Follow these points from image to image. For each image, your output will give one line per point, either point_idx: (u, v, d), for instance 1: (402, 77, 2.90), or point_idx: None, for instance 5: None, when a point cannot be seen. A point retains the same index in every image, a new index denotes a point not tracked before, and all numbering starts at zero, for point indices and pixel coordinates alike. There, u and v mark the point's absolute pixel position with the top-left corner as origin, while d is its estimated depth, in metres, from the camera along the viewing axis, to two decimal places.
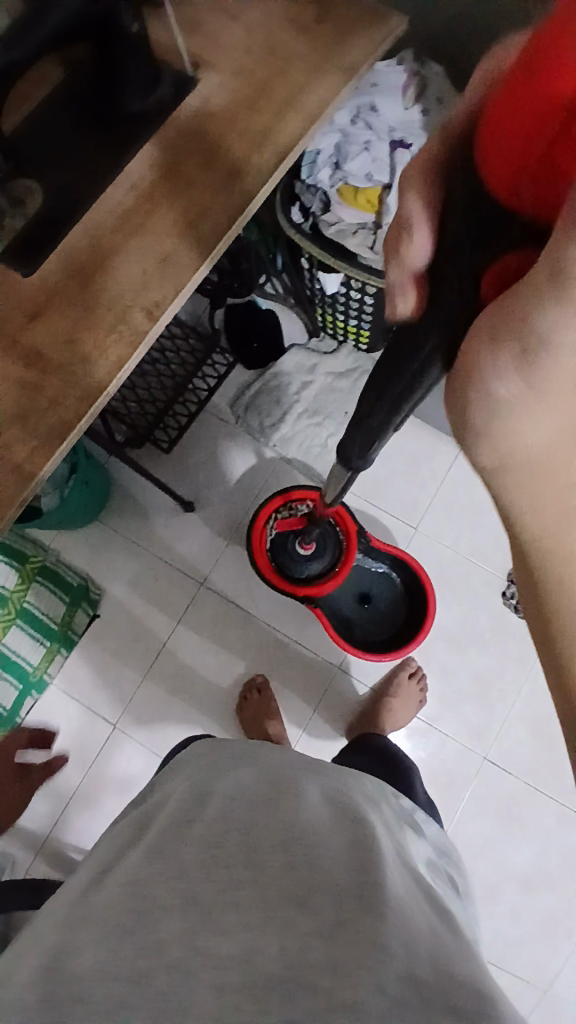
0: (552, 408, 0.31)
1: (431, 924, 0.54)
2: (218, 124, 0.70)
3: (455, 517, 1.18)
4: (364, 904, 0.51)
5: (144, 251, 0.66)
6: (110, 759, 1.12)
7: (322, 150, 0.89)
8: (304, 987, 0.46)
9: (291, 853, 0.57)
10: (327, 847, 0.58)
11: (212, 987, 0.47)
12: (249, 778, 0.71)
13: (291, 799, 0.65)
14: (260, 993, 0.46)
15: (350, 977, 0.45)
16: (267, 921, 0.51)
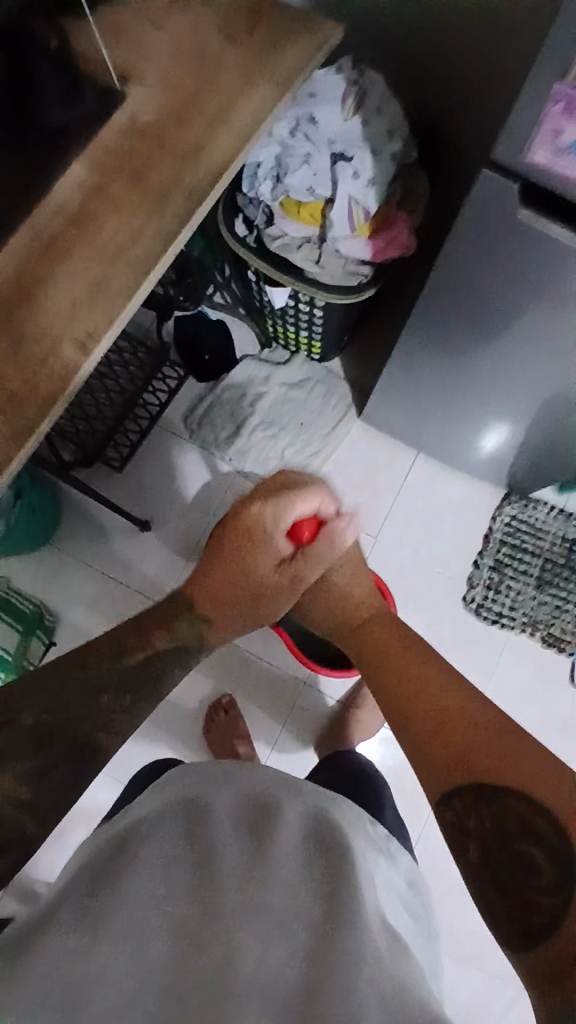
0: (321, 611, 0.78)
1: (399, 951, 0.52)
2: (148, 144, 0.67)
3: (411, 524, 1.18)
4: (333, 920, 0.51)
5: (74, 280, 0.63)
6: None
7: (263, 162, 0.86)
8: (275, 1002, 0.44)
9: (270, 873, 0.54)
10: (303, 870, 0.57)
11: (198, 999, 0.43)
12: (229, 801, 0.66)
13: (273, 820, 0.62)
14: (236, 997, 0.43)
15: (319, 992, 0.44)
16: (241, 931, 0.48)
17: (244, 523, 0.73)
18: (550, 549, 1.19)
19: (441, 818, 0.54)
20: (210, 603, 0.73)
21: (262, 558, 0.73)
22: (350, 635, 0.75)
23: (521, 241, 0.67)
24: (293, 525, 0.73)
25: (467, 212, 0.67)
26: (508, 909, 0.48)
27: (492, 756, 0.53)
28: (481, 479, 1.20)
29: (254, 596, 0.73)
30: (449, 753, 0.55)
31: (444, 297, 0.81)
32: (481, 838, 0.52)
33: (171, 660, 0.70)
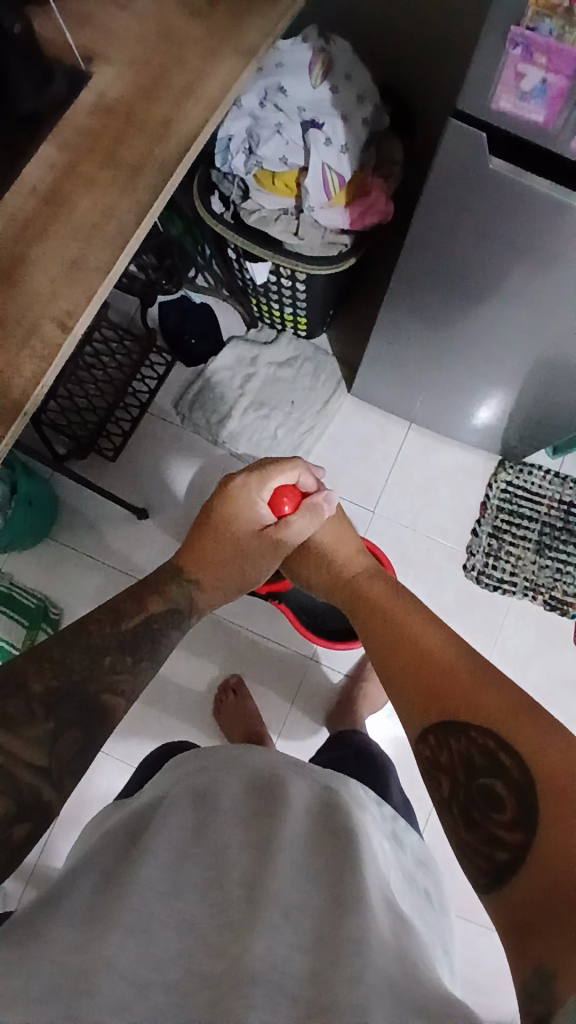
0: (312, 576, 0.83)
1: (406, 937, 0.50)
2: (116, 119, 0.66)
3: (407, 496, 1.18)
4: (339, 905, 0.48)
5: (51, 260, 0.63)
6: (91, 780, 1.10)
7: (234, 135, 0.86)
8: (283, 995, 0.41)
9: (277, 861, 0.52)
10: (312, 857, 0.54)
11: (207, 1001, 0.42)
12: (235, 788, 0.63)
13: (279, 802, 0.60)
14: (244, 989, 0.41)
15: (328, 980, 0.42)
16: (250, 925, 0.46)
17: (229, 495, 0.79)
18: (548, 513, 1.19)
19: (420, 755, 0.57)
20: (196, 567, 0.77)
21: (245, 523, 0.79)
22: (335, 592, 0.80)
23: (493, 194, 0.66)
24: (274, 495, 0.80)
25: (437, 169, 0.66)
26: (477, 843, 0.50)
27: (467, 697, 0.55)
28: (475, 446, 1.20)
29: (243, 560, 0.79)
30: (429, 692, 0.58)
31: (423, 259, 0.80)
32: (451, 773, 0.54)
33: (167, 621, 0.72)
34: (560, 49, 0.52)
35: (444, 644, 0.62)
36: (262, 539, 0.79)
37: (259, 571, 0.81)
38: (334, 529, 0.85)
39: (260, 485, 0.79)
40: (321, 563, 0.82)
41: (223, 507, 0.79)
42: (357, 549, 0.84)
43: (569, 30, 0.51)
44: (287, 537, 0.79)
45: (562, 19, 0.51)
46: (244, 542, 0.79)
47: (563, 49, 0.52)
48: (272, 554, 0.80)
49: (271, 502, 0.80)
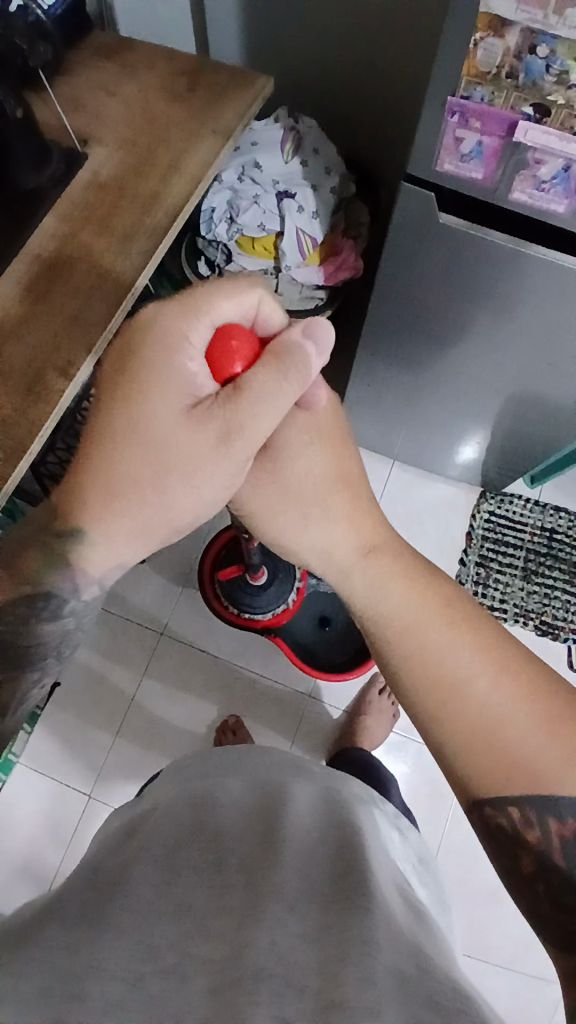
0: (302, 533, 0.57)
1: (420, 925, 0.52)
2: (110, 193, 0.75)
3: (395, 530, 1.22)
4: (351, 905, 0.49)
5: (53, 315, 0.70)
6: (89, 829, 1.08)
7: (217, 207, 0.96)
8: (290, 986, 0.41)
9: (283, 857, 0.54)
10: (315, 861, 0.55)
11: (207, 988, 0.42)
12: (238, 791, 0.64)
13: (281, 806, 0.61)
14: (249, 986, 0.41)
15: (336, 977, 0.41)
16: (255, 921, 0.47)
17: (137, 357, 0.48)
18: (531, 540, 1.23)
19: (488, 823, 0.53)
20: (82, 502, 0.50)
21: (169, 407, 0.48)
22: (345, 573, 0.59)
23: (447, 244, 0.74)
24: (218, 343, 0.48)
25: (397, 223, 0.74)
26: (556, 919, 0.50)
27: (569, 772, 0.50)
28: (456, 480, 1.25)
29: (160, 474, 0.48)
30: (505, 769, 0.52)
31: (392, 306, 0.88)
32: (536, 853, 0.53)
33: (27, 610, 0.56)
34: (491, 113, 0.60)
35: (512, 692, 0.53)
36: (189, 425, 0.48)
37: (186, 489, 0.49)
38: (329, 454, 0.55)
39: (185, 327, 0.47)
40: (313, 510, 0.56)
41: (131, 380, 0.48)
42: (357, 484, 0.57)
43: (498, 96, 0.59)
44: (236, 427, 0.47)
45: (490, 86, 0.59)
46: (164, 430, 0.48)
47: (494, 112, 0.60)
48: (206, 450, 0.48)
49: (211, 355, 0.48)
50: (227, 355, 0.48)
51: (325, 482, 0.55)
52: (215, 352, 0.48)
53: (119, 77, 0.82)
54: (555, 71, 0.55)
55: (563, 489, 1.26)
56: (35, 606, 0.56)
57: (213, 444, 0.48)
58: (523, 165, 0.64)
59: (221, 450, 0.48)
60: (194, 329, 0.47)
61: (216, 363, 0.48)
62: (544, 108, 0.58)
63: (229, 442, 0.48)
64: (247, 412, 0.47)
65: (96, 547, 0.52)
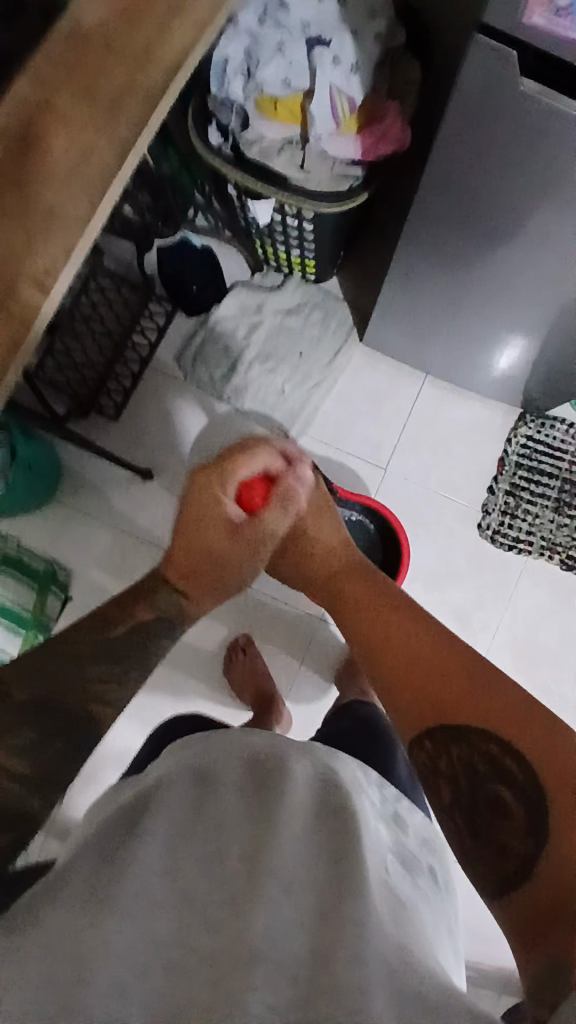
0: (291, 564, 0.76)
1: (404, 914, 0.51)
2: (91, 46, 0.59)
3: (421, 452, 1.13)
4: (347, 890, 0.48)
5: (26, 215, 0.57)
6: (104, 738, 1.12)
7: (231, 58, 0.77)
8: (285, 976, 0.41)
9: (279, 840, 0.52)
10: (312, 839, 0.54)
11: (207, 981, 0.42)
12: (241, 771, 0.62)
13: (280, 782, 0.60)
14: (245, 968, 0.41)
15: (328, 960, 0.42)
16: (252, 904, 0.46)
17: (199, 498, 0.73)
18: (569, 469, 1.13)
19: (416, 760, 0.58)
20: (185, 582, 0.73)
21: (218, 525, 0.71)
22: (314, 580, 0.75)
23: (517, 125, 0.58)
24: (244, 488, 0.74)
25: (457, 90, 0.58)
26: (484, 853, 0.51)
27: (469, 704, 0.56)
28: (492, 399, 1.13)
29: (222, 565, 0.73)
30: (411, 698, 0.59)
31: (439, 196, 0.72)
32: (453, 780, 0.55)
33: (156, 630, 0.71)
34: None
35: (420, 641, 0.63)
36: (230, 539, 0.72)
37: (240, 572, 0.75)
38: (314, 513, 0.76)
39: (217, 469, 0.73)
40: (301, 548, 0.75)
41: (194, 511, 0.73)
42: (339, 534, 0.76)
43: None
44: (258, 530, 0.72)
45: None
46: (217, 541, 0.72)
47: None
48: (247, 549, 0.73)
49: (245, 490, 0.74)
50: (253, 491, 0.74)
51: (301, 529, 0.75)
52: (247, 488, 0.74)
53: None
54: None
55: None
56: (161, 632, 0.71)
57: (249, 549, 0.73)
58: None
59: (255, 542, 0.73)
60: (226, 474, 0.72)
61: (247, 496, 0.74)
62: None
63: (258, 542, 0.73)
64: (266, 521, 0.72)
65: (195, 602, 0.74)
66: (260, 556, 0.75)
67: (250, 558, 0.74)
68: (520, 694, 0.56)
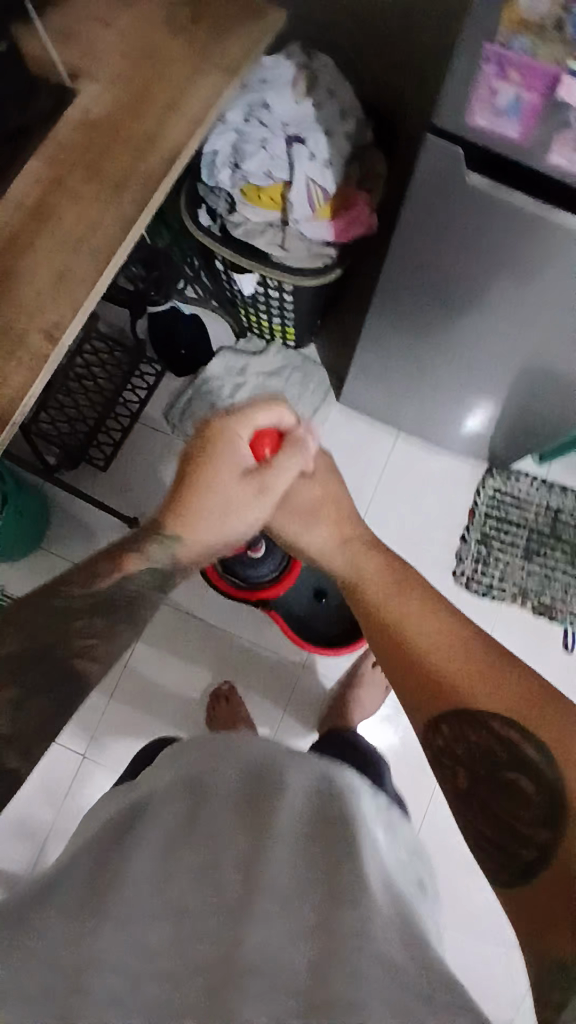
0: (304, 532, 0.74)
1: (407, 911, 0.51)
2: (101, 134, 0.68)
3: (397, 503, 1.19)
4: (339, 894, 0.48)
5: (37, 272, 0.64)
6: (81, 790, 1.09)
7: (220, 150, 0.87)
8: (282, 990, 0.41)
9: (270, 854, 0.52)
10: (303, 847, 0.54)
11: (202, 989, 0.42)
12: (229, 786, 0.62)
13: (273, 801, 0.59)
14: (238, 980, 0.41)
15: (331, 967, 0.42)
16: (246, 915, 0.47)
17: (207, 442, 0.68)
18: (535, 519, 1.20)
19: (431, 745, 0.58)
20: (176, 520, 0.68)
21: (228, 469, 0.68)
22: (327, 557, 0.72)
23: (472, 209, 0.68)
24: (255, 437, 0.70)
25: (419, 178, 0.67)
26: (499, 844, 0.52)
27: (484, 680, 0.56)
28: (462, 454, 1.21)
29: (223, 515, 0.68)
30: (427, 685, 0.58)
31: (406, 269, 0.82)
32: (470, 766, 0.56)
33: (145, 580, 0.68)
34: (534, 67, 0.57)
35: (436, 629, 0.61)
36: (237, 490, 0.68)
37: (237, 526, 0.69)
38: (323, 486, 0.76)
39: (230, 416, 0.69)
40: (311, 521, 0.74)
41: (200, 454, 0.68)
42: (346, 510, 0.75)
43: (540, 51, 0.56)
44: (268, 482, 0.68)
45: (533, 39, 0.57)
46: (222, 485, 0.67)
47: (537, 67, 0.57)
48: (252, 500, 0.68)
49: (255, 442, 0.70)
50: (263, 444, 0.70)
51: (318, 505, 0.75)
52: (259, 437, 0.70)
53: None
54: None
55: (571, 465, 1.22)
56: (149, 580, 0.69)
57: (253, 496, 0.68)
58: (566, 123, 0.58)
59: (262, 494, 0.68)
60: (239, 417, 0.69)
61: (258, 449, 0.70)
62: None
63: (265, 498, 0.69)
64: (277, 475, 0.68)
65: (188, 545, 0.69)
66: (263, 509, 0.69)
67: (251, 509, 0.68)
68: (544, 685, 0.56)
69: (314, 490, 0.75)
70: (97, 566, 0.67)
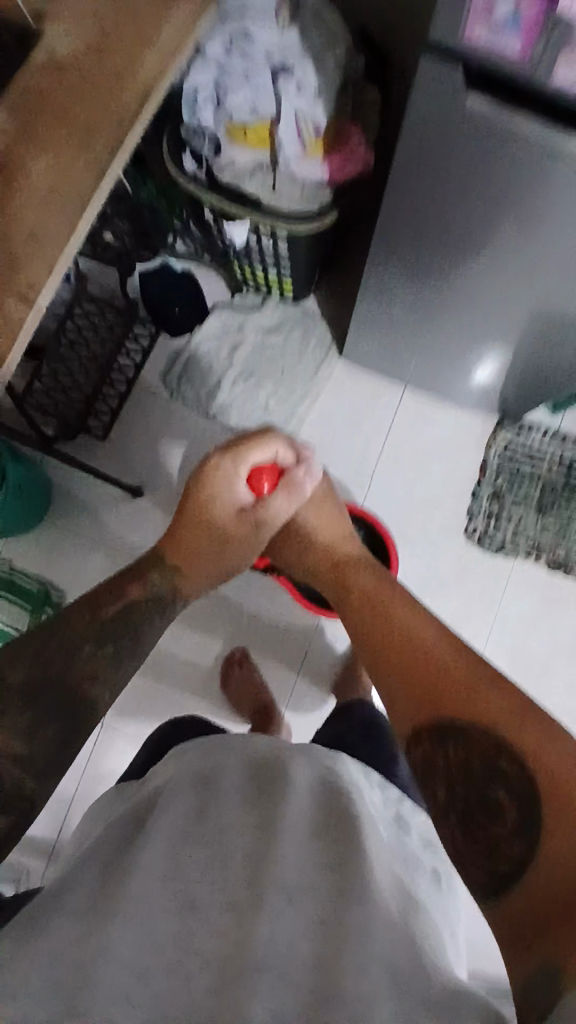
0: (302, 559, 0.82)
1: (415, 922, 0.50)
2: (66, 79, 0.62)
3: (405, 462, 1.15)
4: (348, 896, 0.49)
5: (7, 237, 0.60)
6: (102, 758, 1.11)
7: (201, 88, 0.81)
8: (287, 983, 0.44)
9: (282, 843, 0.52)
10: (315, 843, 0.53)
11: (208, 985, 0.44)
12: (243, 770, 0.61)
13: (282, 794, 0.57)
14: (249, 977, 0.44)
15: (332, 971, 0.44)
16: (255, 910, 0.48)
17: (203, 484, 0.77)
18: (549, 472, 1.15)
19: (413, 758, 0.55)
20: (177, 553, 0.76)
21: (225, 506, 0.77)
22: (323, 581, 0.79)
23: (473, 141, 0.62)
24: (252, 476, 0.79)
25: (415, 111, 0.61)
26: (477, 853, 0.50)
27: (465, 700, 0.55)
28: (473, 408, 1.16)
29: (224, 542, 0.77)
30: (415, 697, 0.57)
31: (405, 211, 0.76)
32: (448, 778, 0.53)
33: (149, 610, 0.71)
34: None
35: (430, 642, 0.61)
36: (234, 525, 0.77)
37: (241, 553, 0.78)
38: (320, 512, 0.83)
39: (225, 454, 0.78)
40: (306, 544, 0.82)
41: (198, 498, 0.77)
42: (342, 535, 0.82)
43: None
44: (260, 515, 0.77)
45: None
46: (220, 517, 0.77)
47: None
48: (249, 528, 0.77)
49: (252, 475, 0.79)
50: (260, 480, 0.79)
51: (314, 527, 0.82)
52: (254, 473, 0.79)
53: None
54: None
55: None
56: (155, 608, 0.72)
57: (250, 529, 0.77)
58: (569, 37, 0.51)
59: (258, 527, 0.78)
60: (234, 459, 0.78)
61: (254, 481, 0.79)
62: None
63: (261, 526, 0.78)
64: (269, 505, 0.78)
65: (187, 577, 0.75)
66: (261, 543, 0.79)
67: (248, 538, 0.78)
68: (512, 691, 0.55)
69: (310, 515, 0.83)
70: (99, 595, 0.70)
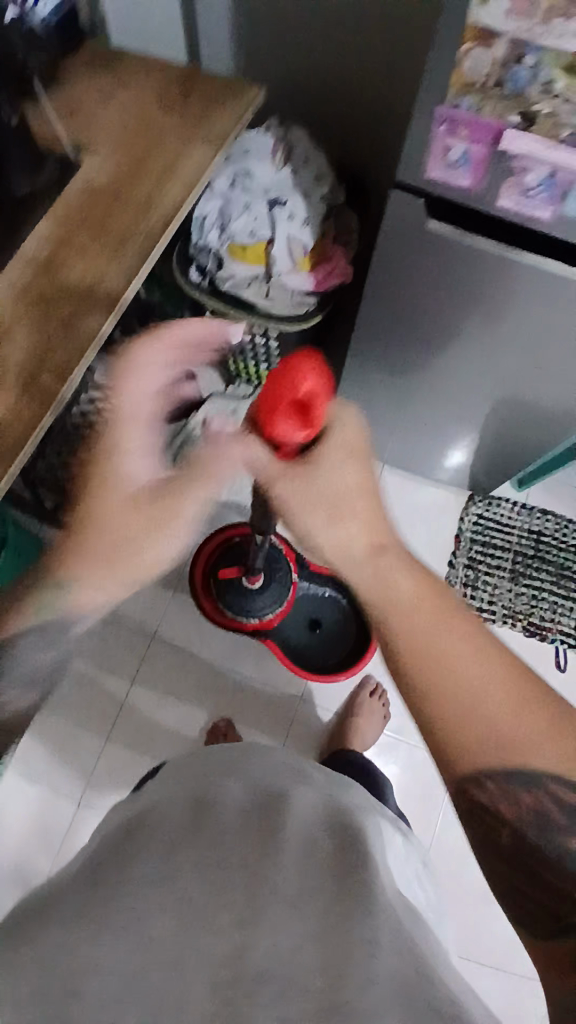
0: (334, 541, 0.59)
1: (418, 928, 0.51)
2: (103, 199, 0.76)
3: None
4: (354, 909, 0.48)
5: (46, 318, 0.70)
6: (80, 835, 1.08)
7: (208, 215, 0.98)
8: (293, 993, 0.42)
9: (286, 863, 0.52)
10: (321, 863, 0.53)
11: (208, 986, 0.43)
12: (241, 793, 0.62)
13: (286, 815, 0.59)
14: (250, 989, 0.42)
15: (341, 971, 0.43)
16: (258, 922, 0.47)
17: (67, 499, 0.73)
18: (519, 543, 1.24)
19: (475, 799, 0.55)
20: (75, 564, 0.72)
21: (146, 497, 0.71)
22: (351, 570, 0.60)
23: (435, 251, 0.76)
24: (275, 407, 0.55)
25: (388, 229, 0.76)
26: (537, 897, 0.51)
27: (551, 743, 0.53)
28: (445, 484, 1.27)
29: (111, 550, 0.72)
30: (502, 743, 0.53)
31: (383, 310, 0.89)
32: (512, 826, 0.55)
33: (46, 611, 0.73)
34: (478, 123, 0.63)
35: (499, 673, 0.55)
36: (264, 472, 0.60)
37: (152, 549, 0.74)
38: (361, 469, 0.59)
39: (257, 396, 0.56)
40: (333, 518, 0.59)
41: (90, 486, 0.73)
42: (376, 512, 0.60)
43: (485, 106, 0.62)
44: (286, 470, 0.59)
45: (477, 96, 0.61)
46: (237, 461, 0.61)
47: (481, 122, 0.63)
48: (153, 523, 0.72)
49: (267, 413, 0.55)
50: (284, 402, 0.54)
51: (353, 492, 0.59)
52: (277, 392, 0.54)
53: (111, 84, 0.83)
54: (542, 81, 0.58)
55: (550, 492, 1.27)
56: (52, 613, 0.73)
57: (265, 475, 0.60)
58: (509, 174, 0.66)
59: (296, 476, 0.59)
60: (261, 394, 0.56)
61: (274, 417, 0.55)
62: (529, 116, 0.61)
63: (121, 515, 0.72)
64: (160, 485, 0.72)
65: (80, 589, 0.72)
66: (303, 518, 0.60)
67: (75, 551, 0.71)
68: None
69: (351, 475, 0.58)
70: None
